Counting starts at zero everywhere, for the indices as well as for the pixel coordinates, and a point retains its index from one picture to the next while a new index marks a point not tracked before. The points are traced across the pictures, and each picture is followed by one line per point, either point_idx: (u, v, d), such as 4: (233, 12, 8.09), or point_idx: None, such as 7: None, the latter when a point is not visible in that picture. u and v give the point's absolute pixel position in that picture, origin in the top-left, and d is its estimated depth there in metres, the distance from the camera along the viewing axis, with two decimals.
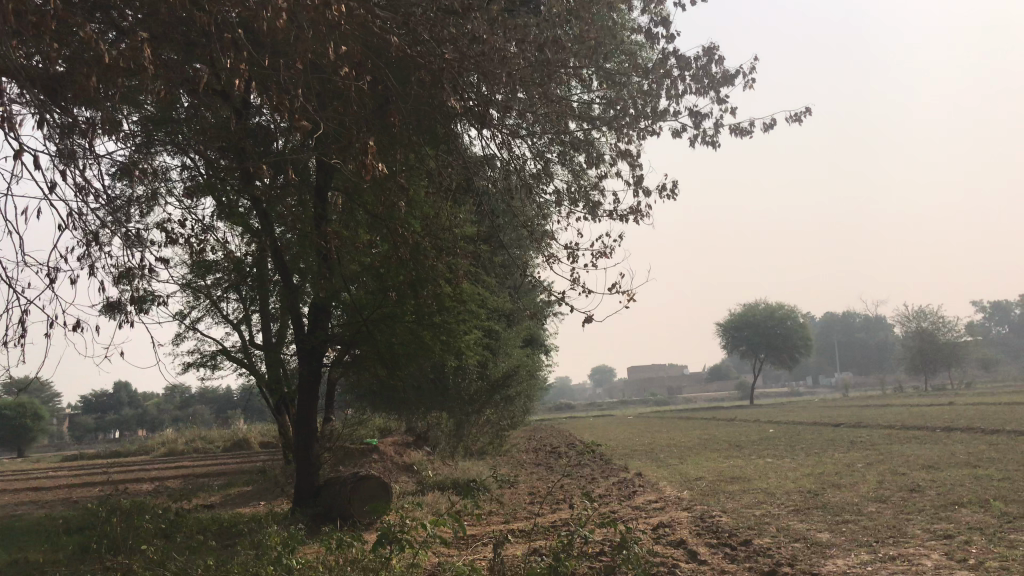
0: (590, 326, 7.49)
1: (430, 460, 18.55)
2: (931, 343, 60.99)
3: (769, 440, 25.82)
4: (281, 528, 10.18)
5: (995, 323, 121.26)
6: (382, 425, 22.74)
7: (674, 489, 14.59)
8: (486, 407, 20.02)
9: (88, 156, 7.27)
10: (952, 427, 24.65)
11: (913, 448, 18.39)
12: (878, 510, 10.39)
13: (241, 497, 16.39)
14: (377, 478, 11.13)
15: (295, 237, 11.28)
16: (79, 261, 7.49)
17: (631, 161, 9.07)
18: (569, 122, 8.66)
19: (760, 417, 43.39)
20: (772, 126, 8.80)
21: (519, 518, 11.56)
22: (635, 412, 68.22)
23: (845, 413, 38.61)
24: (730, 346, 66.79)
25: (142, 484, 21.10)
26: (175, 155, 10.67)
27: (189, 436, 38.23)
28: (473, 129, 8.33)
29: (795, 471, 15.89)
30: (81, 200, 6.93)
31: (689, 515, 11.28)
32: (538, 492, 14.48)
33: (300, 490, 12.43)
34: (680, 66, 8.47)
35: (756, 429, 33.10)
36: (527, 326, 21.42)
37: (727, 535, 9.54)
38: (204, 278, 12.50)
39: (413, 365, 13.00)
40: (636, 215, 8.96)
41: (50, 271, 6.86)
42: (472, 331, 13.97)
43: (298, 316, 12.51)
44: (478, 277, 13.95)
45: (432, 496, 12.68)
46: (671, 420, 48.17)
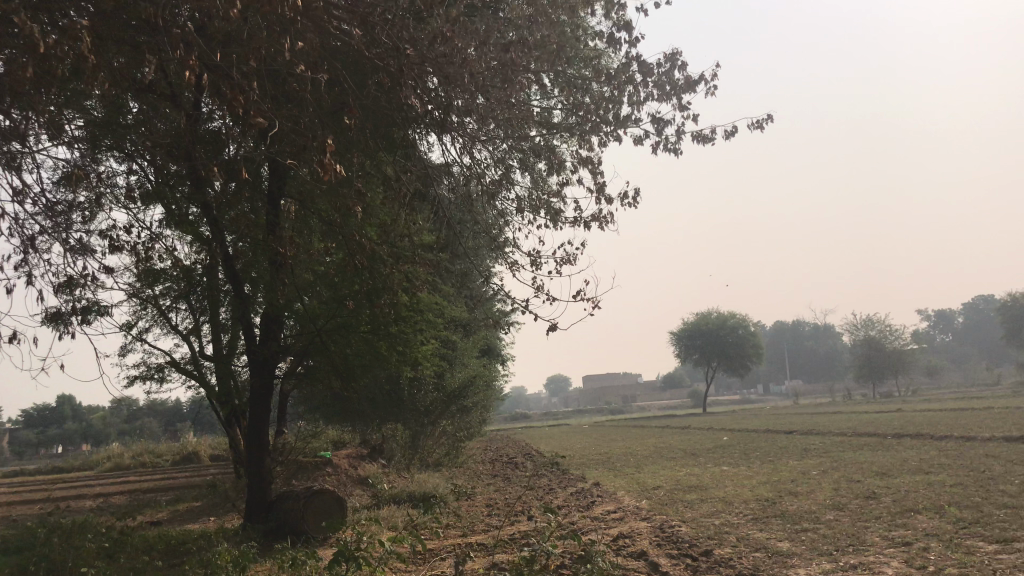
0: (554, 333, 7.35)
1: (385, 473, 18.25)
2: (879, 350, 62.17)
3: (724, 449, 25.93)
4: (231, 545, 9.85)
5: (939, 331, 124.26)
6: (336, 437, 22.37)
7: (633, 499, 14.52)
8: (442, 417, 19.78)
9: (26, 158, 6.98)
10: (902, 433, 25.06)
11: (866, 455, 18.57)
12: (836, 517, 10.40)
13: (190, 513, 15.94)
14: (331, 492, 10.85)
15: (246, 245, 10.99)
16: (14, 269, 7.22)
17: (592, 168, 8.98)
18: (529, 128, 8.55)
19: (713, 425, 43.73)
20: (734, 133, 8.78)
21: (477, 531, 11.37)
22: (590, 421, 68.37)
23: (797, 421, 39.08)
24: (683, 355, 67.34)
25: (86, 501, 20.48)
26: (122, 161, 10.40)
27: (135, 450, 37.28)
28: (433, 133, 8.17)
29: (751, 479, 15.93)
30: (18, 204, 6.64)
31: (648, 525, 11.21)
32: (496, 504, 14.30)
33: (252, 505, 12.09)
34: (642, 72, 8.41)
35: (711, 437, 33.34)
36: (483, 336, 21.23)
37: (688, 546, 9.46)
38: (152, 288, 12.12)
39: (368, 376, 12.73)
40: (599, 222, 8.86)
41: None
42: (429, 341, 13.76)
43: (250, 326, 12.20)
44: (435, 285, 13.76)
45: (388, 510, 12.42)
46: (626, 429, 48.34)
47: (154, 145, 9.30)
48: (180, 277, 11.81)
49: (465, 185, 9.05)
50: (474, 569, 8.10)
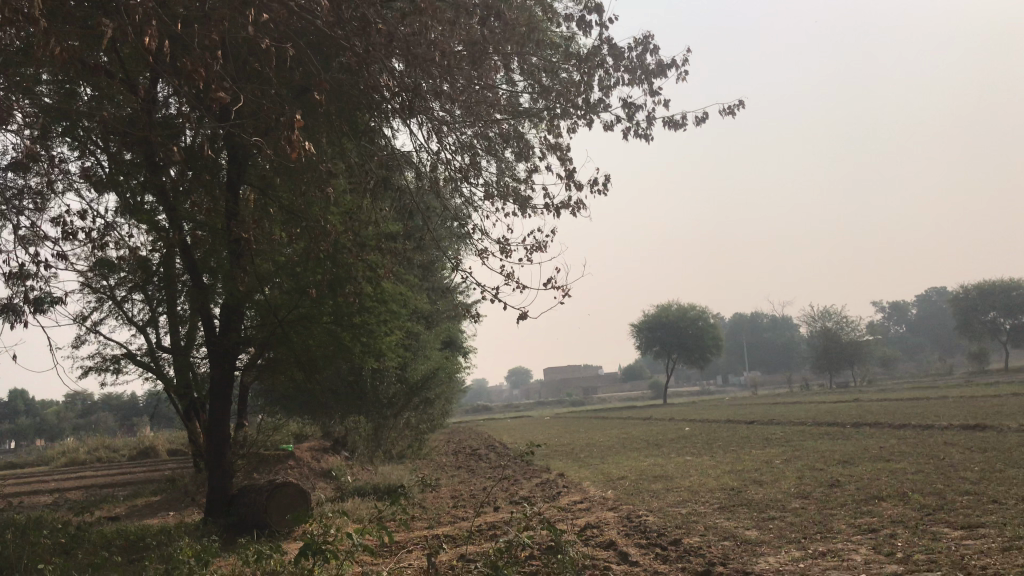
0: (526, 322, 7.24)
1: (348, 465, 18.03)
2: (836, 341, 63.11)
3: (686, 439, 26.09)
4: (192, 540, 9.61)
5: (893, 323, 126.61)
6: (297, 430, 22.06)
7: (598, 489, 14.49)
8: (405, 410, 19.61)
9: None
10: (860, 422, 25.43)
11: (827, 444, 18.79)
12: (802, 505, 10.46)
13: (148, 508, 15.59)
14: (295, 485, 10.65)
15: (206, 234, 10.72)
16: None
17: (560, 155, 8.89)
18: (497, 114, 8.44)
19: (674, 416, 44.05)
20: (705, 119, 8.75)
21: (443, 523, 11.24)
22: (553, 413, 68.53)
23: (757, 411, 39.50)
24: (645, 346, 67.77)
25: (39, 497, 19.96)
26: (75, 148, 10.11)
27: (90, 445, 36.45)
28: (400, 118, 8.00)
29: (716, 469, 16.01)
30: None
31: (615, 515, 11.17)
32: (461, 496, 14.20)
33: (212, 500, 11.83)
34: (613, 56, 8.32)
35: (673, 428, 33.54)
36: (446, 327, 21.07)
37: (656, 535, 9.44)
38: (106, 277, 11.78)
39: (332, 367, 12.51)
40: (569, 209, 8.77)
41: None
42: (393, 332, 13.56)
43: (209, 317, 11.91)
44: (399, 275, 13.56)
45: (352, 503, 12.24)
46: (588, 421, 48.49)
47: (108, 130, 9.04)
48: (135, 267, 11.52)
49: (433, 171, 8.89)
50: (443, 561, 7.97)
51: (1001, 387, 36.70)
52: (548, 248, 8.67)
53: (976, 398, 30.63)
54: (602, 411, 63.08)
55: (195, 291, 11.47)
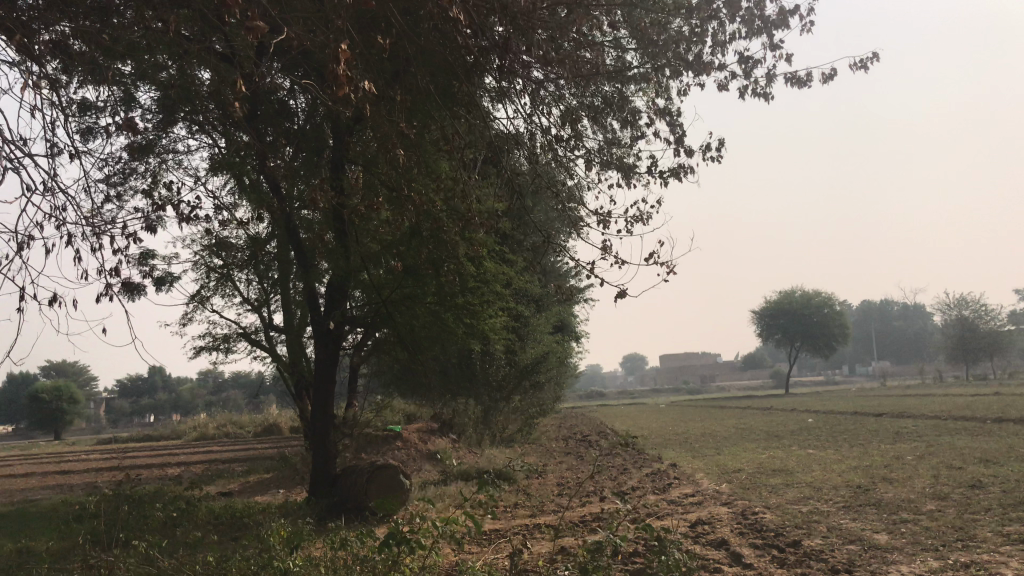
0: (624, 302, 6.66)
1: (455, 449, 17.85)
2: (974, 331, 59.16)
3: (808, 431, 24.77)
4: (289, 521, 9.54)
5: None
6: (408, 411, 22.14)
7: (711, 481, 13.75)
8: (515, 394, 19.29)
9: (58, 121, 6.85)
10: (1000, 418, 23.53)
11: (964, 441, 17.34)
12: (938, 508, 9.47)
13: (260, 485, 15.85)
14: (394, 467, 10.46)
15: (311, 213, 10.58)
16: (45, 230, 6.82)
17: (669, 119, 8.27)
18: (602, 78, 7.92)
19: (796, 406, 42.20)
20: (832, 75, 7.91)
21: (545, 512, 10.83)
22: (668, 401, 67.20)
23: (886, 403, 37.45)
24: (766, 334, 65.54)
25: (167, 469, 20.73)
26: (188, 132, 10.22)
27: (219, 420, 38.00)
28: (496, 82, 7.57)
29: (840, 464, 14.96)
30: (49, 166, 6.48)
31: (728, 511, 10.48)
32: (567, 484, 13.76)
33: (316, 480, 11.75)
34: (729, 7, 7.61)
35: (794, 418, 32.10)
36: (557, 311, 20.63)
37: (773, 535, 8.70)
38: (217, 256, 11.81)
39: (435, 350, 12.21)
40: (677, 177, 8.17)
41: (15, 245, 6.45)
42: (499, 313, 13.17)
43: (315, 298, 11.80)
44: (503, 254, 13.16)
45: (453, 488, 11.99)
46: (703, 410, 47.14)
47: (218, 117, 9.01)
48: (245, 246, 11.59)
49: (533, 141, 8.45)
50: (540, 554, 7.55)
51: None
52: (651, 220, 8.13)
53: None
54: (720, 399, 61.33)
55: (302, 274, 11.38)
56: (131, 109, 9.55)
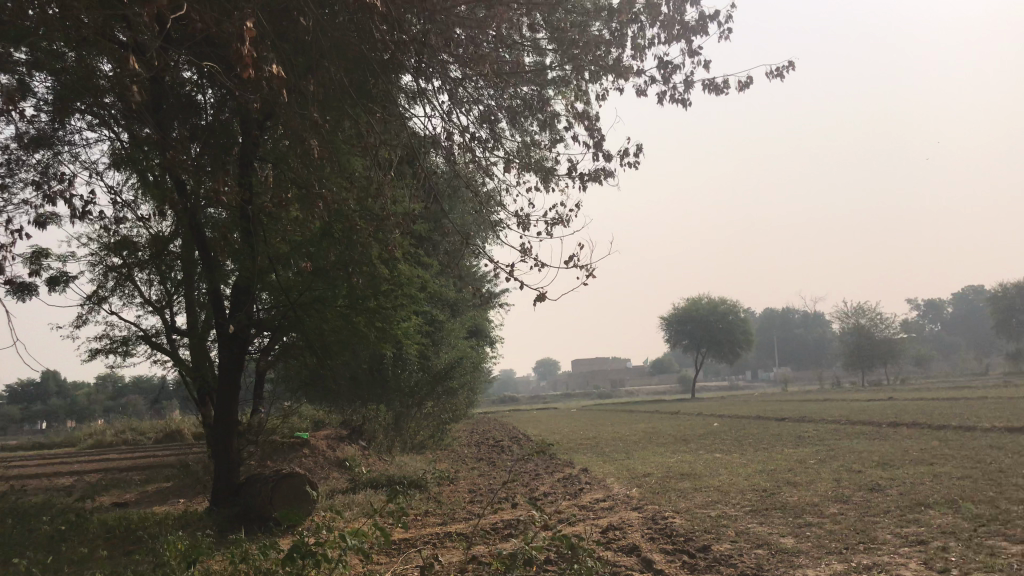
0: (543, 303, 6.79)
1: (365, 455, 17.49)
2: (869, 339, 61.65)
3: (716, 435, 25.27)
4: (188, 533, 9.12)
5: (927, 321, 124.10)
6: (318, 417, 21.63)
7: (623, 486, 13.82)
8: (427, 400, 19.04)
9: None
10: (896, 422, 24.48)
11: (863, 445, 17.93)
12: (841, 511, 9.71)
13: (159, 495, 15.19)
14: (301, 476, 10.13)
15: (217, 212, 10.17)
16: None
17: (588, 124, 8.24)
18: (520, 80, 7.87)
19: (704, 411, 43.06)
20: (749, 83, 8.00)
21: (456, 520, 10.66)
22: (579, 406, 67.86)
23: (788, 408, 38.58)
24: (674, 340, 66.88)
25: (58, 479, 19.70)
26: (86, 124, 9.71)
27: (117, 427, 36.45)
28: (414, 81, 7.42)
29: (746, 468, 15.25)
30: None
31: (639, 516, 10.53)
32: (479, 490, 13.61)
33: (219, 489, 11.30)
34: (648, 11, 7.64)
35: (702, 423, 32.76)
36: (471, 316, 20.47)
37: (683, 540, 8.76)
38: (116, 255, 11.23)
39: (346, 354, 11.89)
40: (596, 181, 8.15)
41: None
42: (412, 317, 12.93)
43: (220, 300, 11.34)
44: (417, 257, 12.94)
45: (361, 496, 11.70)
46: (614, 414, 47.68)
47: (118, 108, 8.57)
48: (146, 245, 11.06)
49: (451, 140, 8.31)
50: (450, 564, 7.38)
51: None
52: (570, 223, 8.13)
53: (1013, 401, 29.45)
54: (629, 404, 62.29)
55: (206, 275, 10.88)
56: (23, 97, 9.00)
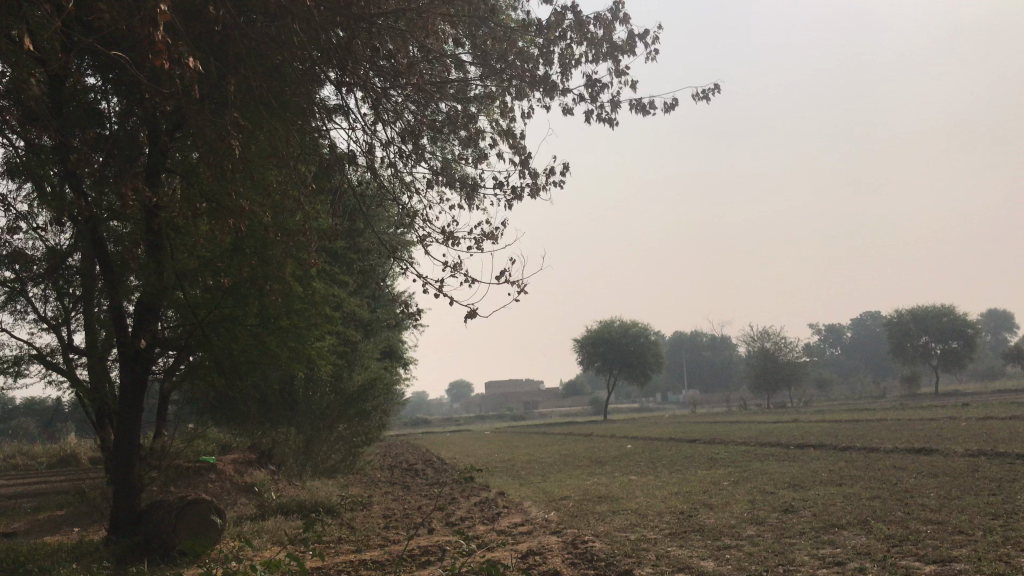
0: (472, 320, 6.77)
1: (274, 480, 16.87)
2: (775, 362, 63.43)
3: (630, 457, 25.39)
4: (82, 566, 8.53)
5: (828, 345, 128.68)
6: (224, 441, 20.82)
7: (540, 510, 13.67)
8: (339, 422, 18.53)
9: None
10: (803, 443, 25.11)
11: (773, 466, 18.26)
12: (757, 533, 9.80)
13: (51, 524, 14.28)
14: (208, 502, 9.63)
15: (123, 225, 9.63)
16: None
17: (512, 142, 8.15)
18: (445, 95, 7.72)
19: (615, 432, 43.39)
20: (674, 105, 8.04)
21: (371, 546, 10.31)
22: (493, 428, 67.67)
23: (698, 429, 39.24)
24: (586, 363, 67.43)
25: None
26: None
27: (7, 451, 34.42)
28: (336, 93, 7.19)
29: (661, 490, 15.31)
30: None
31: (559, 540, 10.39)
32: (394, 515, 13.25)
33: (117, 517, 10.64)
34: (576, 28, 7.61)
35: (615, 445, 33.01)
36: (385, 337, 20.04)
37: (604, 565, 8.65)
38: (7, 268, 10.52)
39: (257, 375, 11.40)
40: (521, 199, 8.07)
41: None
42: (325, 338, 12.52)
43: (122, 317, 10.74)
44: (331, 275, 12.56)
45: (271, 523, 11.21)
46: (527, 436, 47.69)
47: (16, 113, 8.04)
48: (42, 259, 10.39)
49: (373, 155, 8.09)
50: None
51: (942, 408, 36.85)
52: (497, 240, 8.02)
53: (910, 422, 30.59)
54: (543, 426, 62.39)
55: (108, 291, 10.27)
56: None
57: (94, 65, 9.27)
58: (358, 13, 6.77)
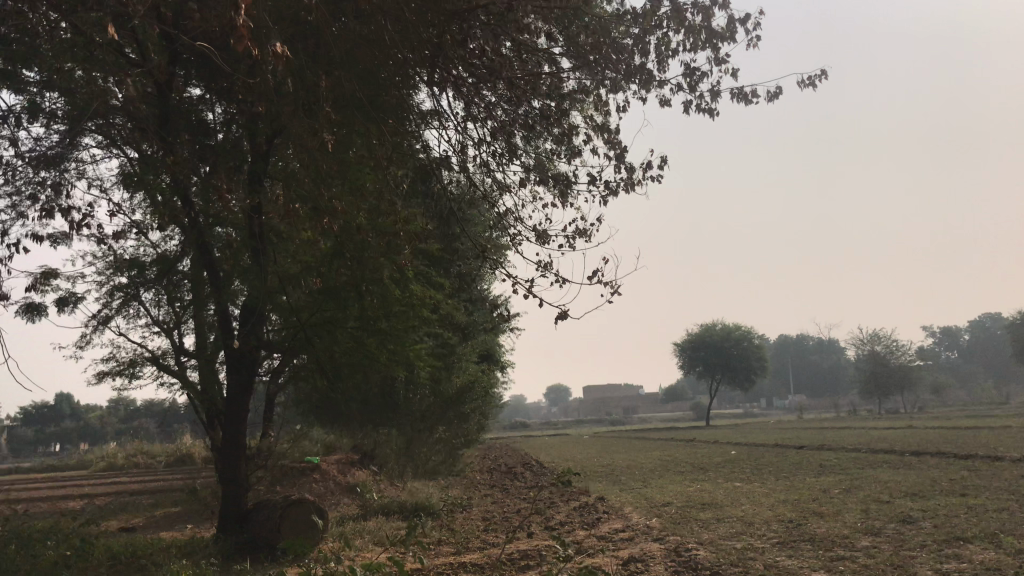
0: (565, 320, 6.60)
1: (376, 481, 17.11)
2: (887, 366, 60.76)
3: (734, 463, 24.65)
4: (193, 562, 8.80)
5: (945, 348, 122.59)
6: (328, 442, 21.27)
7: (642, 516, 13.38)
8: (439, 424, 18.64)
9: None
10: (921, 451, 23.84)
11: (888, 474, 17.38)
12: (874, 544, 9.29)
13: (167, 520, 14.87)
14: (311, 502, 9.80)
15: (228, 232, 9.90)
16: None
17: (607, 136, 7.96)
18: (538, 91, 7.61)
19: (718, 438, 42.37)
20: (778, 93, 7.70)
21: (471, 549, 10.28)
22: (592, 432, 67.25)
23: (806, 435, 37.88)
24: (687, 367, 66.21)
25: (67, 502, 19.44)
26: (99, 143, 9.55)
27: (130, 450, 36.19)
28: (429, 91, 7.16)
29: (768, 498, 14.77)
30: None
31: (662, 547, 10.12)
32: (493, 518, 13.21)
33: (226, 516, 10.95)
34: (673, 16, 7.38)
35: (719, 451, 32.18)
36: (483, 339, 20.05)
37: (709, 573, 8.36)
38: (122, 274, 10.96)
39: (357, 377, 11.52)
40: (616, 194, 7.88)
41: None
42: (424, 339, 12.56)
43: (228, 321, 11.04)
44: (429, 276, 12.59)
45: (373, 524, 11.33)
46: (627, 440, 47.13)
47: (130, 125, 8.38)
48: (155, 266, 10.78)
49: (467, 154, 8.04)
50: None
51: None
52: (591, 236, 7.84)
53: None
54: (642, 431, 61.58)
55: (215, 296, 10.57)
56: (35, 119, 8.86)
57: (199, 76, 9.53)
58: (450, 10, 6.72)
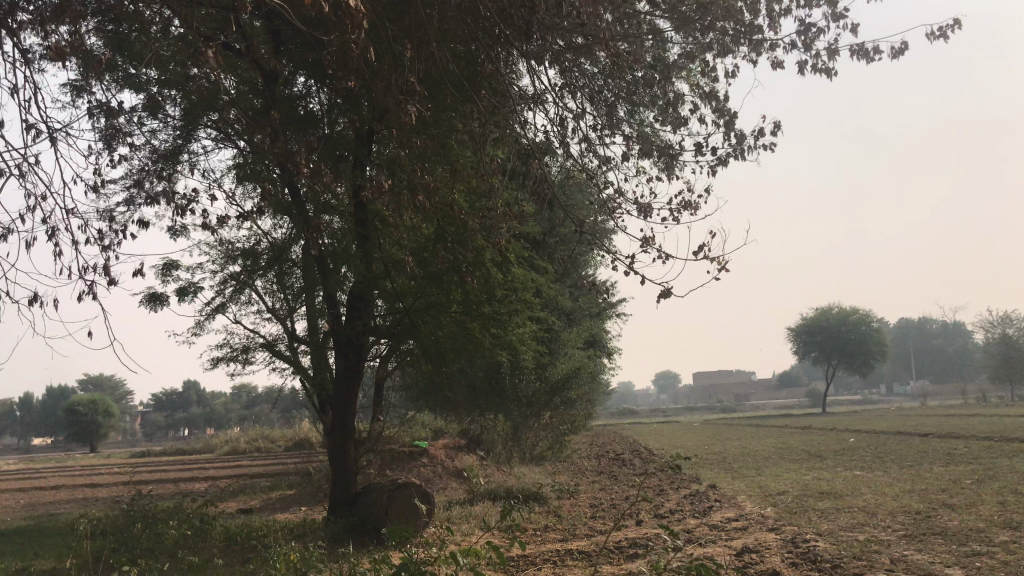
0: (669, 298, 6.30)
1: (483, 467, 17.10)
2: (1020, 349, 57.07)
3: (854, 451, 23.54)
4: (302, 544, 8.92)
5: None
6: (437, 427, 21.44)
7: (756, 505, 12.87)
8: (546, 410, 18.46)
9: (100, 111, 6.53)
10: None
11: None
12: (1015, 539, 8.58)
13: (282, 502, 15.27)
14: (417, 485, 9.81)
15: (333, 218, 9.95)
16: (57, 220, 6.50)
17: (715, 105, 7.58)
18: (640, 60, 7.30)
19: (836, 425, 40.68)
20: (903, 48, 7.14)
21: (577, 536, 10.08)
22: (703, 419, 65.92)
23: (932, 423, 35.90)
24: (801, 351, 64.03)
25: (191, 483, 20.25)
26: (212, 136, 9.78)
27: (251, 434, 37.64)
28: (528, 63, 6.96)
29: (892, 488, 13.95)
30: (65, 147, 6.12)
31: (777, 538, 9.66)
32: (601, 505, 12.95)
33: (335, 500, 11.08)
34: None
35: (837, 438, 30.86)
36: (589, 323, 19.75)
37: (831, 566, 7.88)
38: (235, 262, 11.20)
39: (462, 362, 11.44)
40: (724, 164, 7.49)
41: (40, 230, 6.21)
42: (528, 323, 12.38)
43: (336, 307, 11.13)
44: (532, 259, 12.38)
45: (479, 509, 11.26)
46: (739, 428, 45.86)
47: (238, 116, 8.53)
48: (266, 254, 10.96)
49: (566, 129, 7.81)
50: None
51: None
52: (698, 209, 7.50)
53: None
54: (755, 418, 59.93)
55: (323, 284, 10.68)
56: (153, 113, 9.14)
57: (303, 66, 9.61)
58: None
